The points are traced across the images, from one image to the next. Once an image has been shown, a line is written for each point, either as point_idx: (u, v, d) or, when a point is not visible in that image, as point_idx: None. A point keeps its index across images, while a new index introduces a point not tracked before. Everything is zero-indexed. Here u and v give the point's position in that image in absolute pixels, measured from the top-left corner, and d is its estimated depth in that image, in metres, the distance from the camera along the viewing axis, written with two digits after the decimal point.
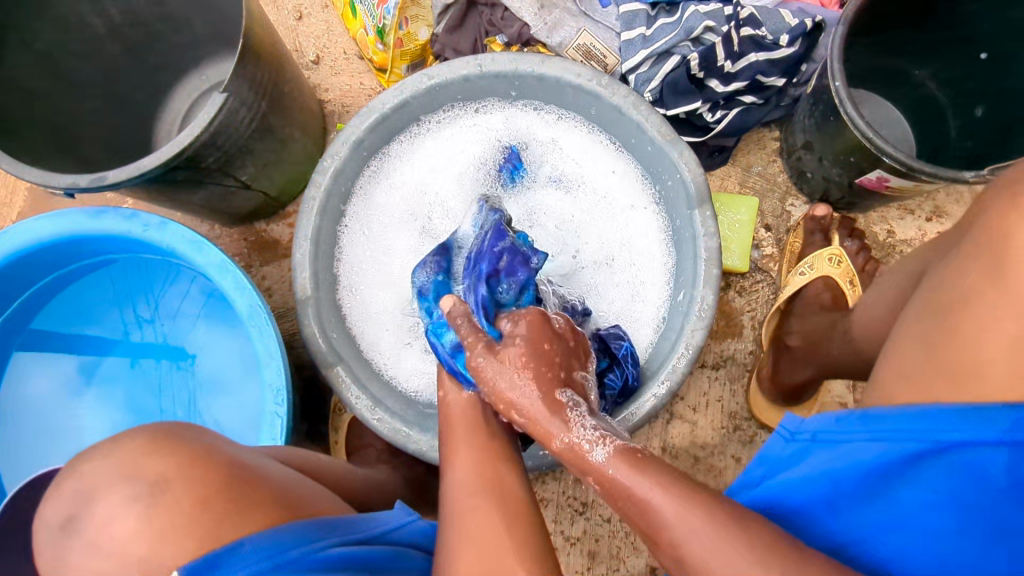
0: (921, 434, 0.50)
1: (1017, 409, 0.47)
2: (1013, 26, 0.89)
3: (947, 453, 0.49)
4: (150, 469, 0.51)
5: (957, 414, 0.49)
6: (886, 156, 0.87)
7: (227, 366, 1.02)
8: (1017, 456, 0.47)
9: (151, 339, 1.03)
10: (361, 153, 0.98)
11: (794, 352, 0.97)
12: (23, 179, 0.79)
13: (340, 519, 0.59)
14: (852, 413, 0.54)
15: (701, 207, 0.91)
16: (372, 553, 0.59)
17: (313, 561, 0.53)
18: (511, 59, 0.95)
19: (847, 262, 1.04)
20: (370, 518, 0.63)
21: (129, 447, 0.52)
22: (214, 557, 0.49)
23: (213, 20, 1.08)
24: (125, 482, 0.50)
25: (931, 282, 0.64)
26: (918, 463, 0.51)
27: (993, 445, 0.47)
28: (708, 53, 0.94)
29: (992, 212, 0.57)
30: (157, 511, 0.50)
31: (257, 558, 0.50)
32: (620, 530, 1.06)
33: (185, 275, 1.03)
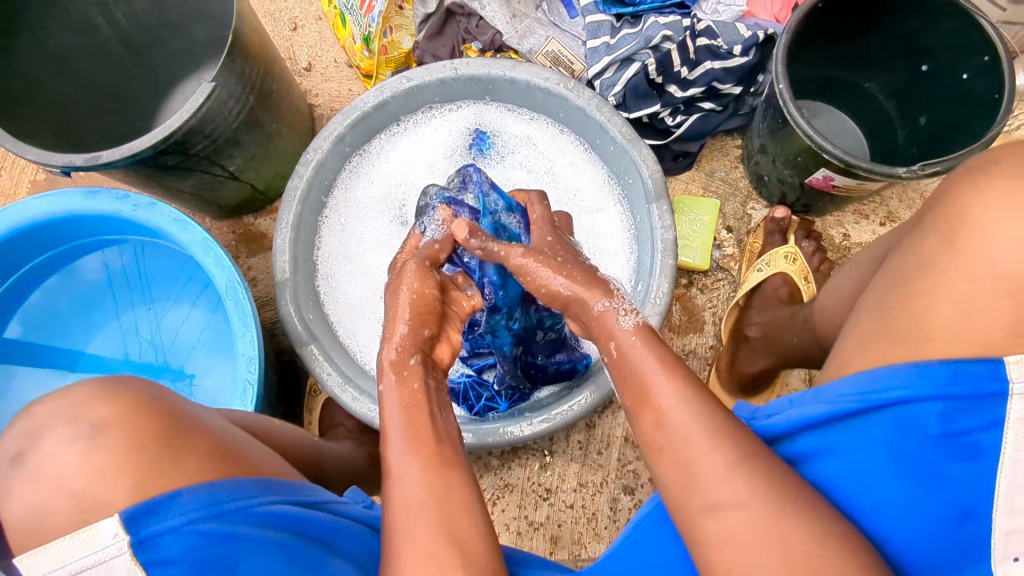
0: (866, 394, 0.53)
1: (948, 364, 0.51)
2: (948, 40, 0.96)
3: (886, 409, 0.52)
4: (93, 413, 0.52)
5: (899, 374, 0.52)
6: (826, 153, 0.93)
7: (213, 377, 1.06)
8: (953, 407, 0.50)
9: (145, 347, 1.08)
10: (343, 148, 1.04)
11: (752, 343, 1.02)
12: (23, 157, 0.86)
13: (283, 483, 0.59)
14: (805, 394, 0.58)
15: (658, 202, 0.96)
16: (315, 520, 0.58)
17: (252, 516, 0.53)
18: (484, 64, 1.02)
19: (802, 260, 1.09)
20: (310, 488, 0.62)
21: (79, 393, 0.54)
22: (153, 503, 0.49)
23: (212, 27, 1.14)
24: (69, 422, 0.52)
25: (893, 248, 0.70)
26: (861, 420, 0.53)
27: (931, 399, 0.51)
28: (664, 58, 1.02)
29: (953, 193, 0.60)
30: (95, 450, 0.51)
31: (196, 506, 0.50)
32: (582, 517, 1.09)
33: (187, 295, 1.09)
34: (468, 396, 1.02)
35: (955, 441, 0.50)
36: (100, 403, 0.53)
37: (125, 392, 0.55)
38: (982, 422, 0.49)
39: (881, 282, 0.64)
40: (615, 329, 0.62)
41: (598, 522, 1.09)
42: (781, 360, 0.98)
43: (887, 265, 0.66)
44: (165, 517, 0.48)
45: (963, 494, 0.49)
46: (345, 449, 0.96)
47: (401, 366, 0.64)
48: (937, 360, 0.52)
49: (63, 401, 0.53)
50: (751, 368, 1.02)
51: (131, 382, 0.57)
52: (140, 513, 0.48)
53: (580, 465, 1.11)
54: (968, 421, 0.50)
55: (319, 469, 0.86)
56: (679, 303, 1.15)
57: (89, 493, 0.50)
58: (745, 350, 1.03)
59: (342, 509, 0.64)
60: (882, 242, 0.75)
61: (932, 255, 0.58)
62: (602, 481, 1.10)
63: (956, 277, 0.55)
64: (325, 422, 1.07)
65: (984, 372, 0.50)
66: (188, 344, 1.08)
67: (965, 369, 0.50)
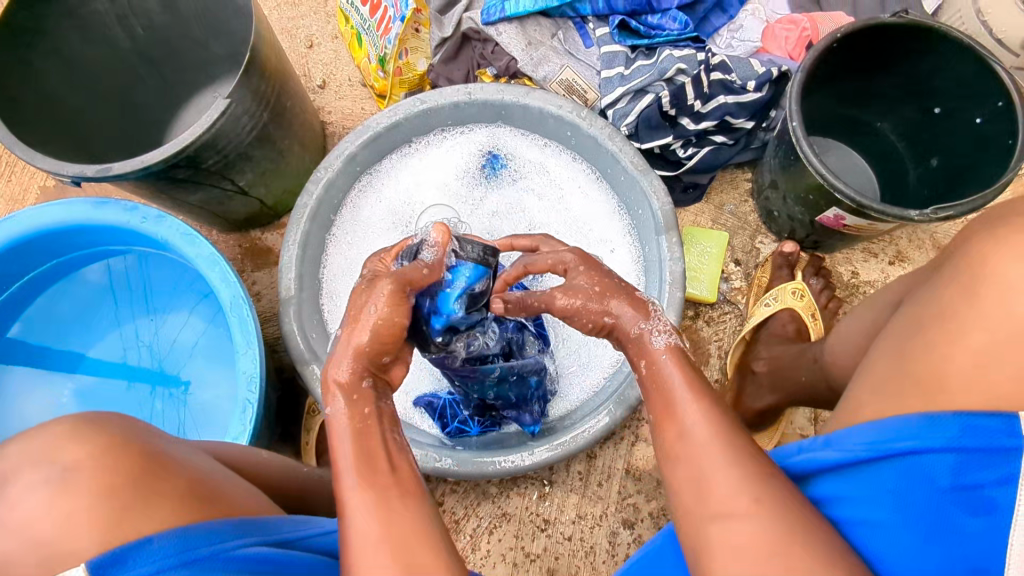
0: (875, 443, 0.52)
1: (961, 417, 0.49)
2: (960, 83, 0.96)
3: (897, 459, 0.51)
4: (66, 455, 0.51)
5: (911, 425, 0.51)
6: (839, 193, 0.92)
7: (207, 394, 1.05)
8: (965, 460, 0.48)
9: (142, 360, 1.07)
10: (353, 167, 1.04)
11: (759, 378, 1.00)
12: (34, 165, 0.85)
13: (261, 519, 0.57)
14: (817, 439, 0.57)
15: (667, 234, 0.95)
16: (291, 559, 0.56)
17: (226, 562, 0.51)
18: (498, 89, 1.02)
19: (809, 296, 1.08)
20: (293, 520, 0.60)
21: (52, 432, 0.52)
22: (120, 552, 0.47)
23: (229, 42, 1.13)
24: (41, 466, 0.50)
25: (912, 292, 0.69)
26: (873, 469, 0.52)
27: (941, 451, 0.49)
28: (678, 92, 1.03)
29: (973, 245, 0.57)
30: (63, 496, 0.49)
31: (165, 554, 0.48)
32: (580, 550, 1.07)
33: (186, 305, 1.09)
34: (445, 413, 1.01)
35: (966, 495, 0.48)
36: (76, 443, 0.51)
37: (104, 432, 0.53)
38: (996, 477, 0.47)
39: (898, 327, 0.63)
40: (650, 345, 0.62)
41: (596, 556, 1.06)
42: (787, 398, 0.97)
43: (901, 309, 0.66)
44: (132, 567, 0.47)
45: (973, 550, 0.47)
46: None
47: (352, 387, 0.61)
48: (950, 412, 0.50)
49: (37, 441, 0.52)
50: (757, 405, 1.00)
51: (113, 418, 0.56)
52: (107, 562, 0.46)
53: (580, 496, 1.09)
54: (982, 475, 0.47)
55: (310, 494, 0.85)
56: (685, 334, 1.14)
57: (58, 540, 0.48)
58: (752, 385, 1.01)
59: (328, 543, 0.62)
60: (897, 288, 0.74)
61: (949, 305, 0.57)
62: (601, 513, 1.08)
63: (974, 328, 0.54)
64: (321, 444, 1.06)
65: (998, 426, 0.48)
66: (184, 355, 1.07)
67: (979, 424, 0.48)
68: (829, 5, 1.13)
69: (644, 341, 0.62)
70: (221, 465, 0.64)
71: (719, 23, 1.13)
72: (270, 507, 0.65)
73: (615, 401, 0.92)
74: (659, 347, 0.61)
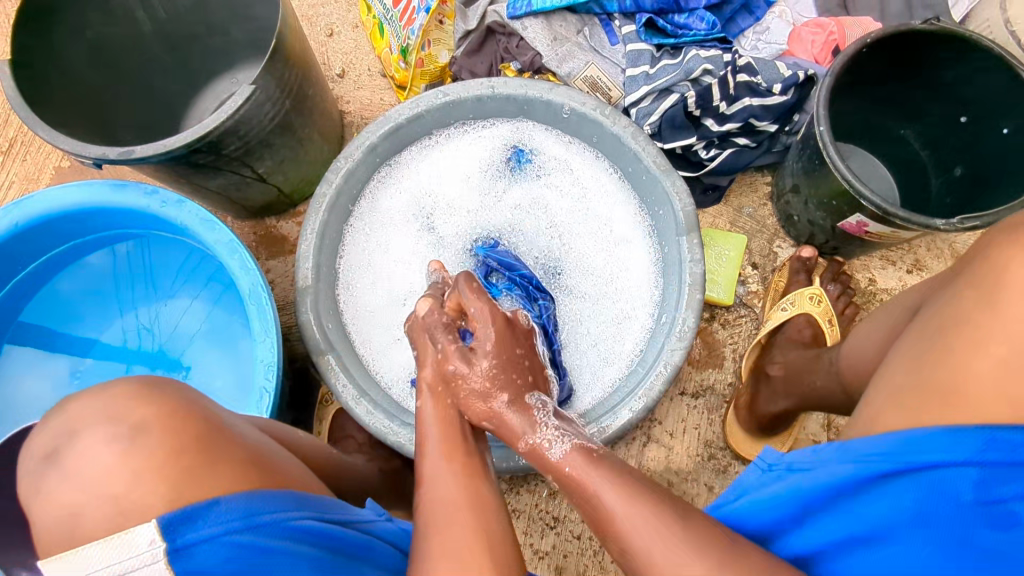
0: (890, 455, 0.52)
1: (985, 430, 0.49)
2: (992, 92, 0.95)
3: (915, 472, 0.51)
4: (135, 413, 0.51)
5: (933, 437, 0.51)
6: (864, 200, 0.92)
7: (220, 380, 1.04)
8: (988, 474, 0.48)
9: (159, 343, 1.07)
10: (374, 158, 1.04)
11: (773, 382, 1.00)
12: (56, 145, 0.85)
13: (315, 495, 0.58)
14: (831, 445, 0.56)
15: (689, 235, 0.95)
16: (343, 536, 0.57)
17: (286, 530, 0.51)
18: (522, 84, 1.01)
19: (827, 302, 1.07)
20: (341, 504, 0.61)
21: (115, 392, 0.52)
22: (191, 511, 0.47)
23: (251, 29, 1.15)
24: (109, 422, 0.50)
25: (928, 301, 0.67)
26: (888, 482, 0.52)
27: (964, 465, 0.49)
28: (704, 92, 1.02)
29: (997, 250, 0.57)
30: (135, 450, 0.49)
31: (232, 517, 0.48)
32: (589, 549, 1.07)
33: (202, 288, 1.08)
34: None
35: (989, 510, 0.47)
36: (138, 405, 0.51)
37: (161, 397, 0.53)
38: (1018, 491, 0.47)
39: (916, 335, 0.61)
40: (550, 458, 0.64)
41: (604, 556, 1.06)
42: (802, 403, 0.96)
43: (922, 315, 0.64)
44: (202, 526, 0.47)
45: (996, 564, 0.46)
46: (358, 463, 0.94)
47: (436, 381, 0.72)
48: (973, 424, 0.50)
49: (96, 401, 0.51)
50: (772, 409, 0.99)
51: (164, 385, 0.55)
52: (178, 520, 0.46)
53: None
54: (1004, 490, 0.47)
55: (338, 476, 0.85)
56: (700, 336, 1.13)
57: (128, 496, 0.48)
58: (766, 389, 1.01)
59: (367, 528, 0.63)
60: (916, 294, 0.72)
61: (967, 313, 0.56)
62: None
63: (995, 335, 0.53)
64: (335, 433, 1.06)
65: (1022, 440, 0.47)
66: (201, 339, 1.07)
67: (1002, 437, 0.48)
68: (858, 10, 1.13)
69: (539, 454, 0.65)
70: (268, 437, 0.64)
71: (745, 24, 1.12)
72: (311, 478, 0.65)
73: (645, 389, 0.91)
74: (558, 460, 0.63)
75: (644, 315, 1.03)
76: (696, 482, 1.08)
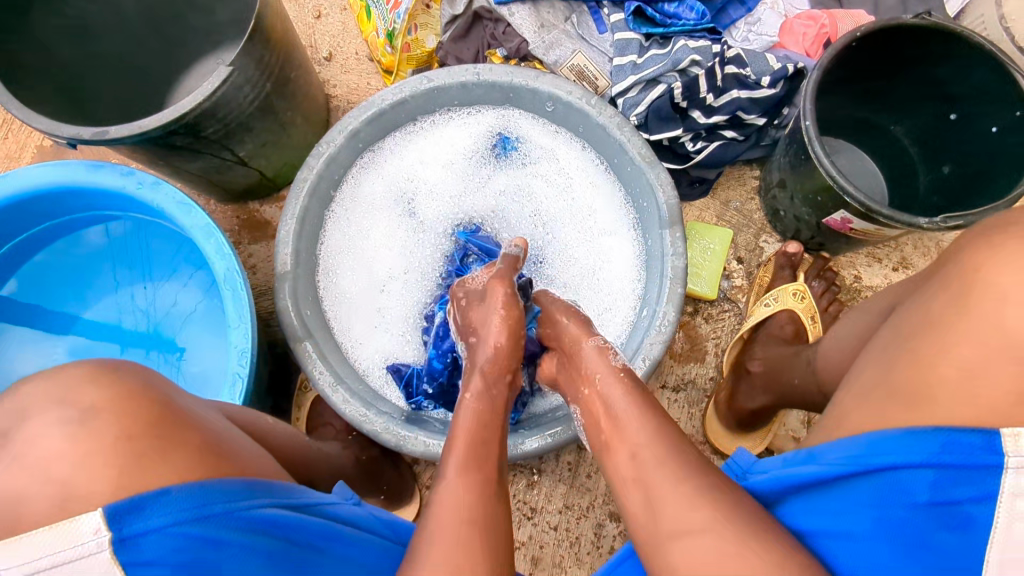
0: (854, 458, 0.52)
1: (942, 432, 0.49)
2: (981, 91, 0.94)
3: (874, 474, 0.51)
4: (84, 398, 0.50)
5: (894, 440, 0.50)
6: (848, 196, 0.91)
7: (205, 359, 1.03)
8: (943, 476, 0.48)
9: (142, 322, 1.06)
10: (356, 143, 1.02)
11: (753, 378, 0.99)
12: (30, 124, 0.84)
13: (276, 484, 0.58)
14: (804, 453, 0.57)
15: (672, 227, 0.94)
16: (305, 524, 0.58)
17: (239, 520, 0.51)
18: (507, 71, 1.00)
19: (810, 298, 1.06)
20: (305, 489, 0.62)
21: (72, 374, 0.52)
22: (140, 500, 0.47)
23: (236, 9, 1.11)
24: (59, 407, 0.49)
25: (907, 305, 0.64)
26: (849, 484, 0.52)
27: (919, 467, 0.48)
28: (691, 84, 1.01)
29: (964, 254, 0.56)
30: (85, 436, 0.49)
31: (183, 506, 0.48)
32: (565, 540, 1.07)
33: (187, 269, 1.07)
34: (411, 382, 1.00)
35: (943, 511, 0.48)
36: (94, 389, 0.51)
37: (122, 380, 0.53)
38: (974, 494, 0.46)
39: (889, 333, 0.61)
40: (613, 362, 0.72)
41: (580, 547, 1.06)
42: (781, 400, 0.95)
43: (892, 315, 0.64)
44: (150, 516, 0.47)
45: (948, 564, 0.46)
46: (333, 450, 0.94)
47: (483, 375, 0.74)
48: (930, 427, 0.50)
49: (53, 384, 0.51)
50: (749, 404, 0.99)
51: (124, 368, 0.55)
52: (123, 510, 0.46)
53: (568, 487, 1.09)
54: (958, 492, 0.47)
55: (309, 463, 0.85)
56: (683, 331, 1.13)
57: (74, 482, 0.48)
58: (745, 385, 1.00)
59: (332, 510, 0.63)
60: (900, 293, 0.70)
61: (940, 313, 0.55)
62: (588, 505, 1.08)
63: (961, 339, 0.52)
64: (313, 420, 1.05)
65: (977, 443, 0.47)
66: (184, 318, 1.06)
67: (958, 439, 0.48)
68: (851, 3, 1.11)
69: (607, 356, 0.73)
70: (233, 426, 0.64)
71: (736, 15, 1.10)
72: (279, 471, 0.65)
73: None
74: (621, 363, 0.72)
75: (627, 308, 1.02)
76: None
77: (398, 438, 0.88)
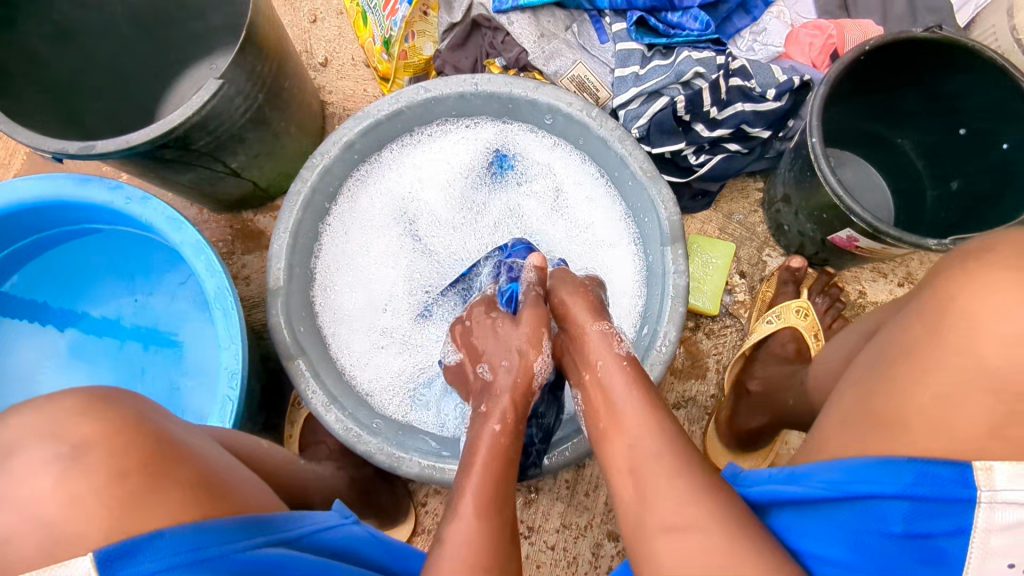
0: (833, 484, 0.49)
1: (916, 463, 0.46)
2: (992, 107, 0.91)
3: (853, 502, 0.48)
4: (76, 431, 0.48)
5: (869, 468, 0.47)
6: (854, 216, 0.89)
7: (208, 356, 1.02)
8: (921, 508, 0.45)
9: (141, 322, 1.05)
10: (351, 155, 0.99)
11: (753, 398, 0.97)
12: (15, 139, 0.81)
13: (271, 514, 0.55)
14: (783, 470, 0.53)
15: (673, 245, 0.91)
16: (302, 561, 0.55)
17: (234, 562, 0.49)
18: (506, 82, 0.97)
19: (813, 316, 1.04)
20: (300, 516, 0.58)
21: (62, 406, 0.49)
22: (132, 544, 0.45)
23: (229, 13, 1.07)
24: (50, 441, 0.47)
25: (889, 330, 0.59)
26: (827, 509, 0.49)
27: (892, 498, 0.46)
28: (694, 97, 0.98)
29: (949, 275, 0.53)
30: (76, 472, 0.47)
31: (177, 550, 0.46)
32: (562, 560, 1.05)
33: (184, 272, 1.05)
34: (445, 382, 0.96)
35: (916, 543, 0.45)
36: (86, 420, 0.49)
37: (117, 411, 0.51)
38: (948, 527, 0.44)
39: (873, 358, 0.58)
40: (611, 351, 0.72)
41: (578, 567, 1.05)
42: (776, 420, 0.93)
43: (877, 335, 0.61)
44: (144, 560, 0.45)
45: None
46: (327, 471, 0.92)
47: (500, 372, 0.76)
48: (905, 457, 0.47)
49: (42, 414, 0.49)
50: (750, 424, 0.97)
51: (117, 396, 0.53)
52: (114, 555, 0.44)
53: (565, 506, 1.07)
54: (932, 525, 0.45)
55: (304, 486, 0.83)
56: (683, 346, 1.11)
57: (63, 521, 0.46)
58: (746, 405, 0.98)
59: (323, 539, 0.59)
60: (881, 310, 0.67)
61: (914, 340, 0.53)
62: (586, 524, 1.06)
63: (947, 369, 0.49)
64: (307, 437, 1.04)
65: (953, 475, 0.44)
66: (183, 316, 1.04)
67: (932, 470, 0.45)
68: (857, 13, 1.09)
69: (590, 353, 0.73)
70: (225, 452, 0.62)
71: (741, 24, 1.07)
72: (273, 496, 0.63)
73: None
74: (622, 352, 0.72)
75: (627, 326, 1.00)
76: None
77: (393, 460, 0.86)
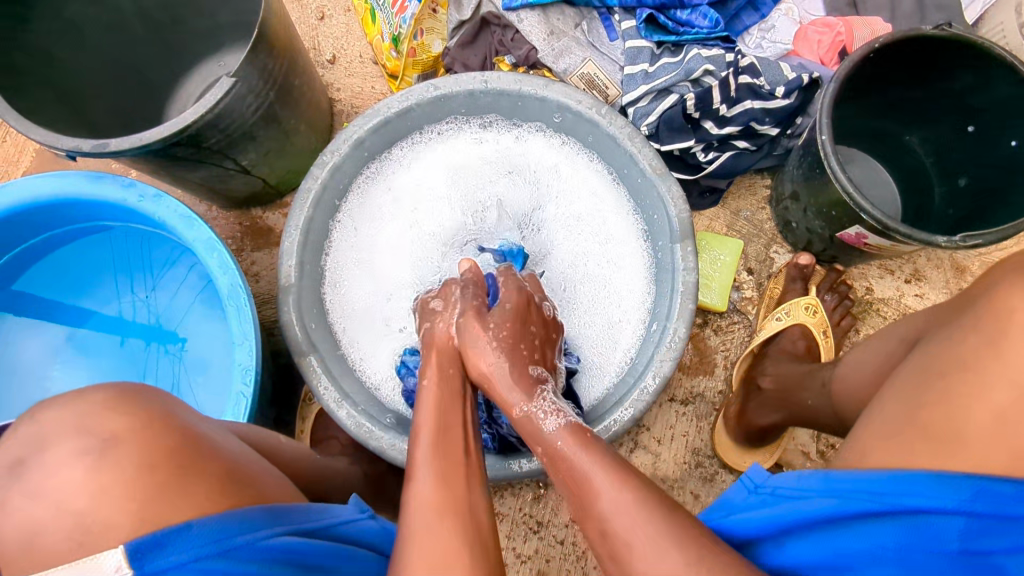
0: (882, 494, 0.50)
1: (976, 479, 0.48)
2: (1000, 104, 0.92)
3: (899, 514, 0.49)
4: (105, 426, 0.48)
5: (923, 480, 0.49)
6: (864, 213, 0.89)
7: (216, 352, 1.02)
8: (975, 524, 0.47)
9: (151, 317, 1.05)
10: (361, 153, 0.99)
11: (764, 395, 0.97)
12: (29, 138, 0.82)
13: (290, 507, 0.56)
14: (814, 475, 0.54)
15: (682, 242, 0.92)
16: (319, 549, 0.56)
17: (258, 551, 0.50)
18: (516, 80, 0.97)
19: (822, 313, 1.05)
20: (321, 508, 0.60)
21: (91, 402, 0.49)
22: (162, 536, 0.45)
23: (238, 11, 1.08)
24: (78, 436, 0.48)
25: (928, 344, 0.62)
26: (870, 521, 0.50)
27: (952, 513, 0.47)
28: (705, 95, 0.99)
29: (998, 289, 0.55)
30: (105, 467, 0.47)
31: (204, 542, 0.47)
32: (572, 554, 1.06)
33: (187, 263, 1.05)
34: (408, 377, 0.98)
35: (972, 560, 0.46)
36: (113, 417, 0.49)
37: (142, 405, 0.51)
38: (1006, 544, 0.46)
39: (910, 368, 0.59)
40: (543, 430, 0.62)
41: (587, 561, 1.06)
42: (791, 417, 0.93)
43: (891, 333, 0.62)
44: (173, 552, 0.46)
45: None
46: (340, 467, 0.93)
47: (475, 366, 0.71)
48: (961, 473, 0.49)
49: (71, 410, 0.49)
50: (759, 421, 0.97)
51: (141, 391, 0.53)
52: (146, 546, 0.45)
53: None
54: (991, 541, 0.46)
55: (319, 482, 0.84)
56: (691, 343, 1.11)
57: (92, 515, 0.46)
58: (757, 402, 0.98)
59: (346, 530, 0.61)
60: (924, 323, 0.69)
61: None
62: None
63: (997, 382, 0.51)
64: (318, 432, 1.05)
65: (1011, 492, 0.46)
66: (192, 311, 1.05)
67: (991, 488, 0.47)
68: (867, 10, 1.09)
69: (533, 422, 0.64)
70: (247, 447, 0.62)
71: (750, 22, 1.08)
72: (292, 487, 0.63)
73: (633, 399, 0.88)
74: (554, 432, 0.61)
75: (636, 322, 1.01)
76: (682, 490, 1.06)
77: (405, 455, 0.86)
